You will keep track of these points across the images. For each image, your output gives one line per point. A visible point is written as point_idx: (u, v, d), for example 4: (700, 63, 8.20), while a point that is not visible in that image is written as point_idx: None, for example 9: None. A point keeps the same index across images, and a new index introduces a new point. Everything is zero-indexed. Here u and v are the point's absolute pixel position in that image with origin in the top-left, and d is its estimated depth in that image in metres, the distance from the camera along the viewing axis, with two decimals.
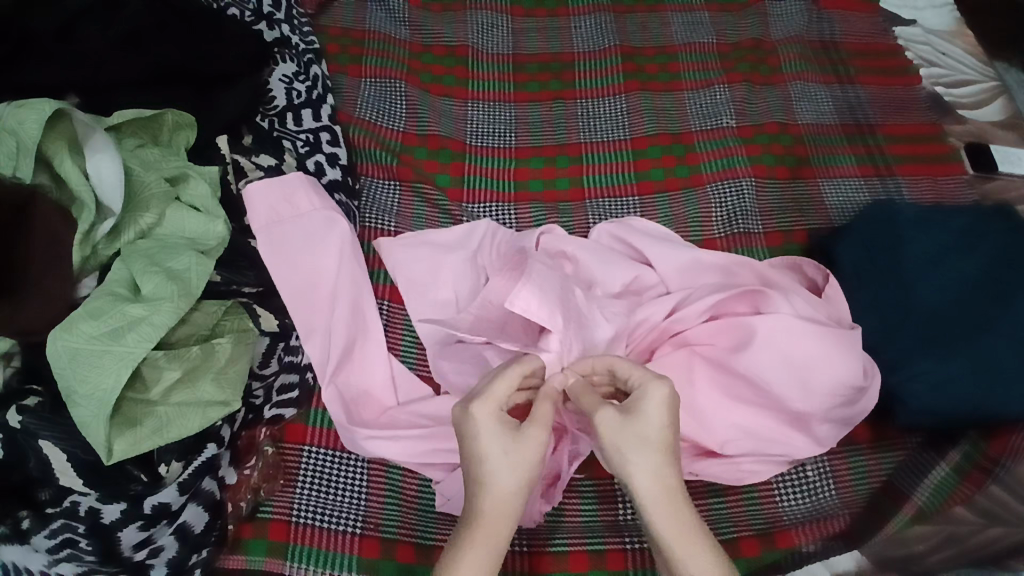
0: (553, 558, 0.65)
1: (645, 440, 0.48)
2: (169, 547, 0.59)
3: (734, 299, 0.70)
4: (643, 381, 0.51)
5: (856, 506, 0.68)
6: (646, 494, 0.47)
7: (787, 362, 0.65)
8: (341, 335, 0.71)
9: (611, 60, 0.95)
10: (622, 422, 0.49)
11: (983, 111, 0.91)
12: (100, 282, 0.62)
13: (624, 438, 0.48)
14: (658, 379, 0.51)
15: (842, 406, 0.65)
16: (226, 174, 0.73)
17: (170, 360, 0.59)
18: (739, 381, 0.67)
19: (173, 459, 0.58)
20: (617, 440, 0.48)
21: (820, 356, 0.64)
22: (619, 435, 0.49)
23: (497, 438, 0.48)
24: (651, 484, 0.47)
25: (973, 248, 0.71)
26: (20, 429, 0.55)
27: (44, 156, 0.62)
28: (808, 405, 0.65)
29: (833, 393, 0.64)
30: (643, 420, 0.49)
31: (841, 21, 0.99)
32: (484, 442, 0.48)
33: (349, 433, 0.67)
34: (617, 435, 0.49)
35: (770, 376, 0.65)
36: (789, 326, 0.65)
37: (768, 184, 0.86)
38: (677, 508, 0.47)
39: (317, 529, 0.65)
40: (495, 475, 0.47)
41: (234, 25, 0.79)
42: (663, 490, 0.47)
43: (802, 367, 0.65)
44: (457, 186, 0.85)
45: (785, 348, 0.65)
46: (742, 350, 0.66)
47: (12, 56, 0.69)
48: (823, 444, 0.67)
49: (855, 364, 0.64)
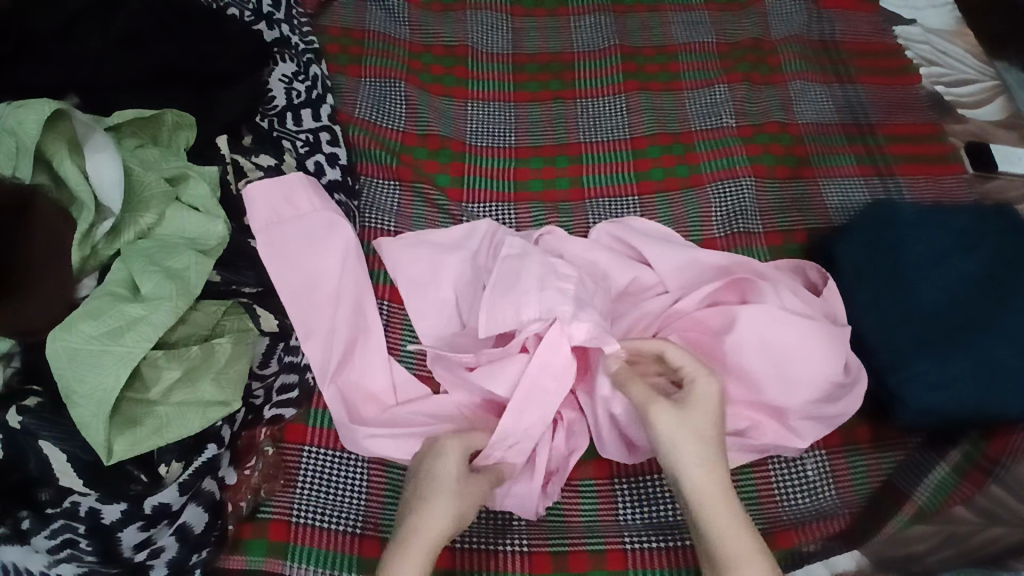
0: (553, 559, 0.65)
1: (694, 431, 0.55)
2: (170, 547, 0.59)
3: (722, 292, 0.71)
4: (694, 375, 0.59)
5: (856, 506, 0.68)
6: (693, 488, 0.54)
7: (767, 349, 0.66)
8: (337, 331, 0.71)
9: (612, 60, 0.95)
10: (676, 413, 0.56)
11: (984, 111, 0.91)
12: (100, 282, 0.62)
13: (680, 427, 0.55)
14: (708, 376, 0.58)
15: (822, 401, 0.66)
16: (225, 173, 0.72)
17: (170, 360, 0.59)
18: (726, 376, 0.68)
19: (173, 459, 0.58)
20: (673, 430, 0.55)
21: (802, 346, 0.65)
22: (679, 423, 0.56)
23: (453, 479, 0.58)
24: (697, 475, 0.54)
25: (974, 248, 0.71)
26: (20, 430, 0.55)
27: (44, 156, 0.62)
28: (785, 398, 0.66)
29: (813, 383, 0.65)
30: (695, 411, 0.56)
31: (842, 21, 0.99)
32: (449, 501, 0.56)
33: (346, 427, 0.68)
34: (674, 424, 0.56)
35: (753, 364, 0.66)
36: (771, 314, 0.66)
37: (768, 184, 0.86)
38: (717, 497, 0.53)
39: (317, 529, 0.65)
40: (442, 529, 0.55)
41: (234, 25, 0.79)
42: (705, 480, 0.54)
43: (781, 357, 0.66)
44: (456, 186, 0.85)
45: (764, 335, 0.66)
46: (732, 342, 0.67)
47: (11, 56, 0.69)
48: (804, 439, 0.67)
49: (832, 358, 0.65)
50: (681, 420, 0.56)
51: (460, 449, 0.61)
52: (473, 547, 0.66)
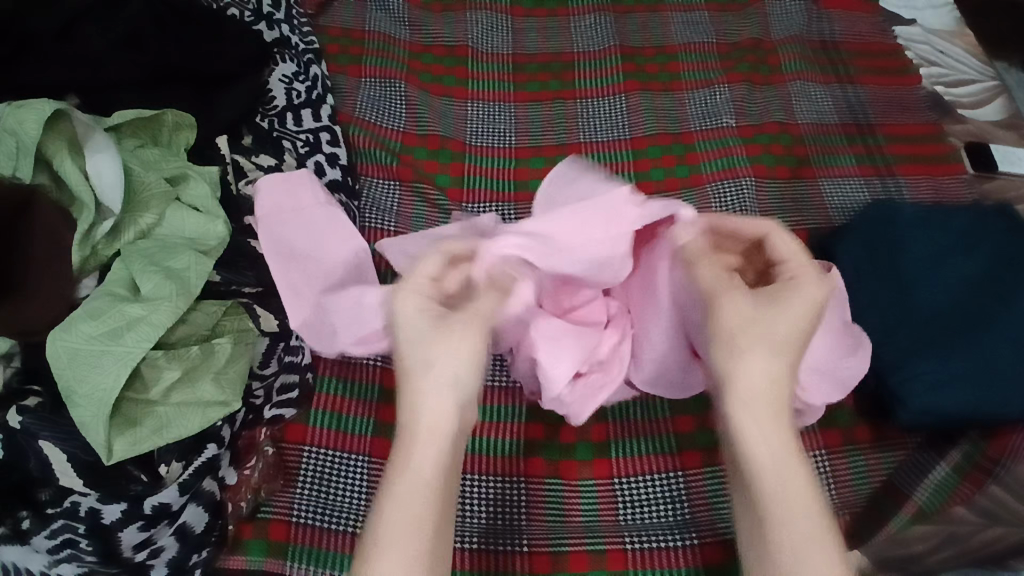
0: (553, 558, 0.65)
1: (781, 328, 0.50)
2: (169, 547, 0.59)
3: None
4: (794, 272, 0.53)
5: (856, 507, 0.67)
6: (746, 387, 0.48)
7: None
8: (331, 310, 0.66)
9: (612, 60, 0.95)
10: (759, 304, 0.51)
11: (983, 111, 0.91)
12: (100, 282, 0.62)
13: (755, 322, 0.50)
14: (812, 274, 0.52)
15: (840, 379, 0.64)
16: (225, 174, 0.73)
17: (170, 360, 0.59)
18: None
19: (173, 459, 0.59)
20: (745, 324, 0.50)
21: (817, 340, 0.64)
22: (754, 314, 0.50)
23: (428, 331, 0.50)
24: (755, 378, 0.48)
25: (973, 249, 0.72)
26: (20, 430, 0.55)
27: (45, 156, 0.62)
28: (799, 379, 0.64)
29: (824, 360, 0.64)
30: (787, 308, 0.51)
31: (842, 21, 0.99)
32: (436, 384, 0.48)
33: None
34: (748, 319, 0.50)
35: None
36: None
37: (768, 184, 0.86)
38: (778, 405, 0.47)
39: (318, 529, 0.65)
40: (443, 424, 0.47)
41: (233, 25, 0.79)
42: (767, 383, 0.48)
43: None
44: (456, 186, 0.85)
45: None
46: None
47: (12, 57, 0.69)
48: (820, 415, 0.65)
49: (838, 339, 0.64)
50: (756, 314, 0.50)
51: (424, 297, 0.51)
52: (473, 547, 0.66)
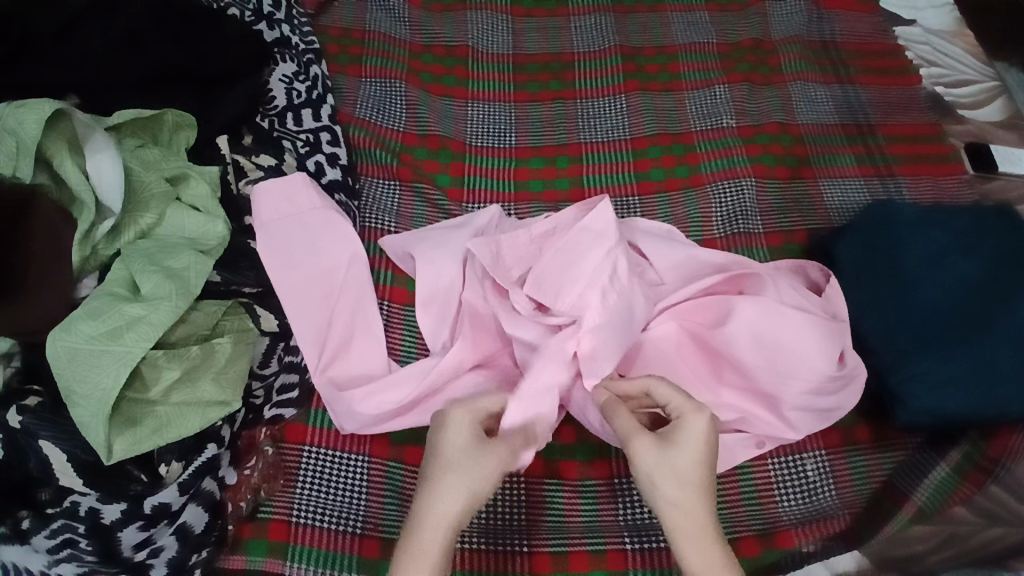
0: (553, 558, 0.65)
1: (683, 471, 0.54)
2: (169, 547, 0.59)
3: (722, 283, 0.71)
4: (683, 410, 0.57)
5: (856, 506, 0.68)
6: (672, 525, 0.53)
7: (758, 341, 0.66)
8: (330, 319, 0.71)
9: (611, 60, 0.95)
10: (659, 449, 0.55)
11: (983, 111, 0.91)
12: (100, 282, 0.62)
13: (657, 466, 0.54)
14: (697, 408, 0.56)
15: (817, 395, 0.66)
16: (225, 173, 0.73)
17: (170, 359, 0.59)
18: (723, 365, 0.69)
19: (173, 459, 0.59)
20: (653, 467, 0.54)
21: (798, 343, 0.66)
22: (659, 460, 0.54)
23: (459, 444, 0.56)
24: (681, 512, 0.53)
25: (973, 248, 0.71)
26: (20, 429, 0.55)
27: (44, 156, 0.62)
28: (778, 388, 0.66)
29: (802, 376, 0.66)
30: (679, 448, 0.55)
31: (842, 21, 0.99)
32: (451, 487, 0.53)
33: (340, 403, 0.67)
34: (651, 464, 0.54)
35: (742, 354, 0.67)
36: (765, 308, 0.67)
37: (768, 184, 0.86)
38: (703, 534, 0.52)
39: (317, 529, 0.65)
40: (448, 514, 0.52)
41: (234, 25, 0.80)
42: (691, 517, 0.52)
43: (772, 345, 0.66)
44: (457, 186, 0.85)
45: (758, 326, 0.66)
46: (721, 325, 0.68)
47: (11, 56, 0.69)
48: (795, 427, 0.68)
49: (823, 355, 0.66)
50: (660, 457, 0.54)
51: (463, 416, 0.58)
52: (473, 547, 0.66)
